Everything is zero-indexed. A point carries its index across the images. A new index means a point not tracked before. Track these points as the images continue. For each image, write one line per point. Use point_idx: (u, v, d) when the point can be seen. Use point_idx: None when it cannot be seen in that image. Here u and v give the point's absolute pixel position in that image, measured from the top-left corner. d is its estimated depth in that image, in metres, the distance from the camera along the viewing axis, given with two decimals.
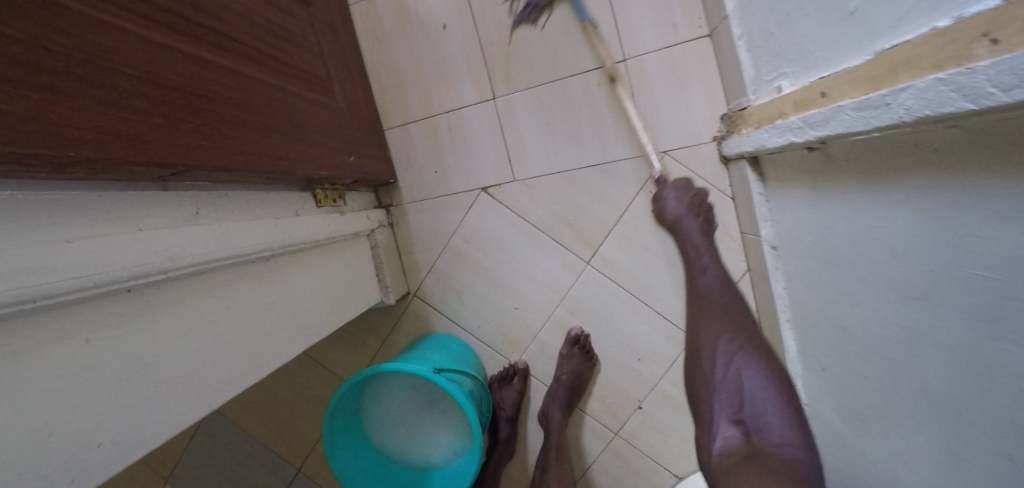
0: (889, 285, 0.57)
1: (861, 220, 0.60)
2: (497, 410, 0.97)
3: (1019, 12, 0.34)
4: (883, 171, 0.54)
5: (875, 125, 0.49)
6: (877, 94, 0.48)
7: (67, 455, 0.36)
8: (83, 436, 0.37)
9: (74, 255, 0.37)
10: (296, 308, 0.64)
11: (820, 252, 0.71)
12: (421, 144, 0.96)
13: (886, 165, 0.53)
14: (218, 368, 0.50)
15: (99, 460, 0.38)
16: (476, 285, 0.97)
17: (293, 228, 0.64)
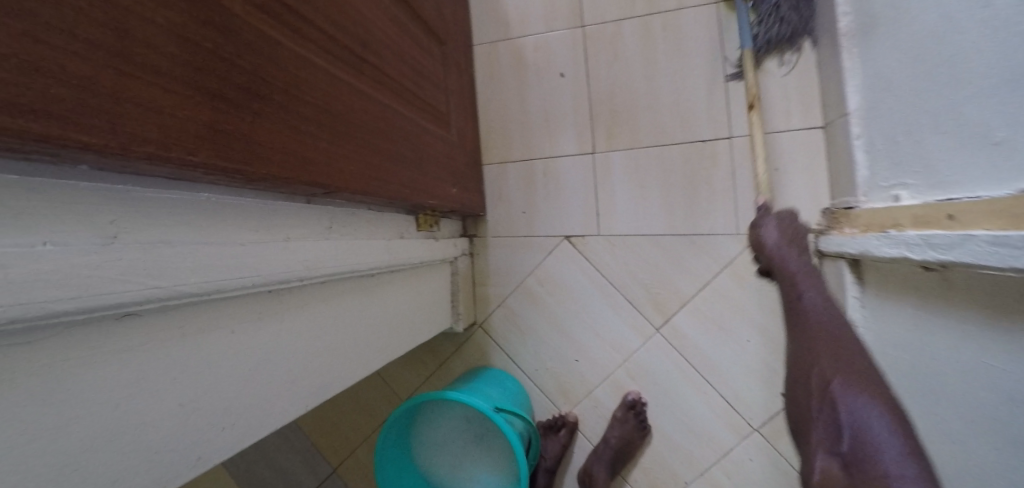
0: (999, 433, 0.51)
1: (974, 356, 0.55)
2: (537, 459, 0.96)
3: None
4: (1007, 313, 0.49)
5: (1011, 264, 0.45)
6: (1018, 234, 0.45)
7: (194, 435, 0.39)
8: (211, 420, 0.40)
9: (241, 256, 0.41)
10: (384, 326, 0.68)
11: (919, 372, 0.66)
12: (517, 184, 1.01)
13: (1014, 307, 0.48)
14: (318, 372, 0.54)
15: (216, 444, 0.41)
16: (540, 328, 1.00)
17: (399, 250, 0.69)
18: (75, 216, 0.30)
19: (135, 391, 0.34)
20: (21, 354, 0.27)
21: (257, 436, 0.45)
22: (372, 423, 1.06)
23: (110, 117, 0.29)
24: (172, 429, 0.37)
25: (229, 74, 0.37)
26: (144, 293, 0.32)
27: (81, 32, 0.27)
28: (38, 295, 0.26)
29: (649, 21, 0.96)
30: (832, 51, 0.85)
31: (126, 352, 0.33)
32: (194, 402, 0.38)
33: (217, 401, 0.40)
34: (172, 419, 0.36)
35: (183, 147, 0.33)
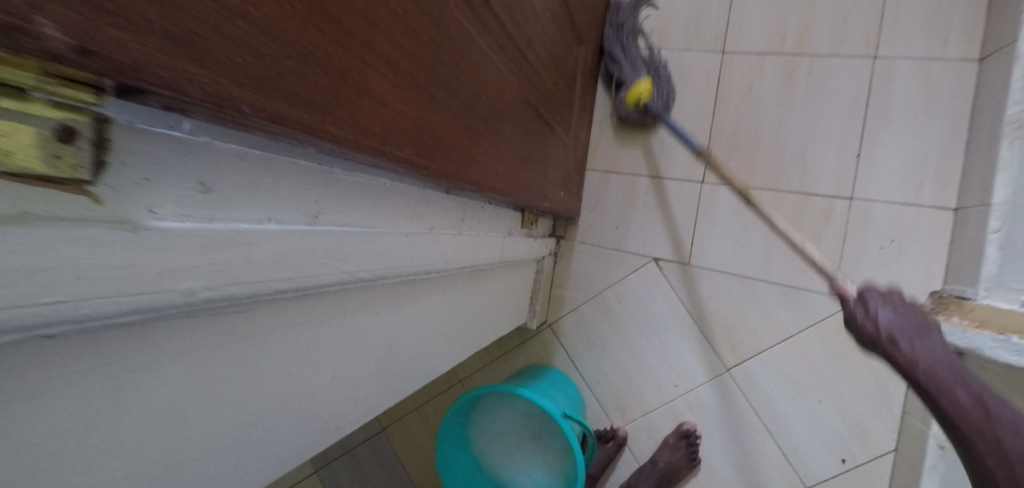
0: None
1: None
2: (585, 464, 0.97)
3: None
4: None
5: None
6: None
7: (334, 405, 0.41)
8: (348, 393, 0.42)
9: (403, 246, 0.42)
10: (481, 316, 0.69)
11: None
12: (615, 196, 0.99)
13: None
14: (431, 354, 0.56)
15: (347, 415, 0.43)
16: (609, 341, 0.99)
17: (509, 248, 0.70)
18: (294, 197, 0.30)
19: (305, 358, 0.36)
20: (236, 321, 0.28)
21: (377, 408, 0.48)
22: (428, 393, 1.12)
23: (354, 111, 0.28)
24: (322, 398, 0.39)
25: (434, 68, 0.37)
26: (336, 278, 0.33)
27: (345, 22, 0.26)
28: (268, 275, 0.27)
29: (795, 60, 0.91)
30: (992, 127, 0.76)
31: (306, 323, 0.34)
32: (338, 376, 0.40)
33: (353, 376, 0.42)
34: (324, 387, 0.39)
35: (394, 142, 0.32)
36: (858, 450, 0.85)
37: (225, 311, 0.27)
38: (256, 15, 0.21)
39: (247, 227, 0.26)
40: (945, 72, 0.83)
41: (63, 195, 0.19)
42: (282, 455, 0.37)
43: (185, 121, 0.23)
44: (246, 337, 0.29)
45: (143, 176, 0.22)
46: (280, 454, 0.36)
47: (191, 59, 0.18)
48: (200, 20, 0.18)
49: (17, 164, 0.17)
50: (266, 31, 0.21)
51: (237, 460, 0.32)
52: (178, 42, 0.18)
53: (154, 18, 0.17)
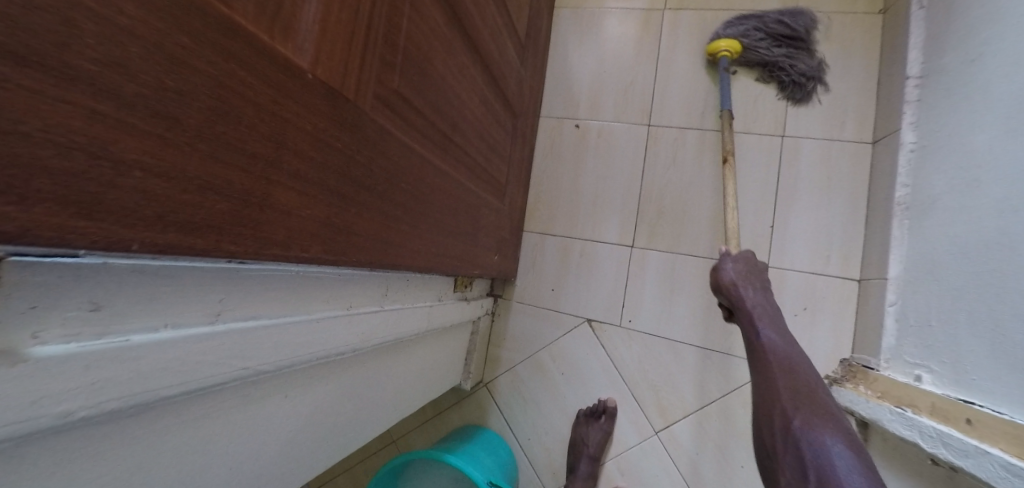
0: None
1: None
2: (579, 447, 0.94)
3: None
4: None
5: None
6: None
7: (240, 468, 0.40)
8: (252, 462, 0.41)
9: (314, 332, 0.43)
10: (407, 383, 0.69)
11: None
12: (551, 258, 1.05)
13: None
14: (349, 430, 0.56)
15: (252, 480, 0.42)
16: (544, 400, 1.01)
17: (438, 315, 0.71)
18: (194, 299, 0.32)
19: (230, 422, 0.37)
20: (124, 429, 0.28)
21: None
22: (359, 453, 1.09)
23: (255, 226, 0.30)
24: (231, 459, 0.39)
25: (348, 169, 0.40)
26: (234, 374, 0.34)
27: (249, 147, 0.29)
28: (157, 383, 0.28)
29: (714, 135, 1.00)
30: (883, 212, 0.87)
31: (205, 419, 0.34)
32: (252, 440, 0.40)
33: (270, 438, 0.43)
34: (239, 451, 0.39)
35: (300, 245, 0.35)
36: None
37: (113, 427, 0.28)
38: (151, 164, 0.23)
39: (138, 338, 0.27)
40: (842, 157, 0.95)
41: None
42: None
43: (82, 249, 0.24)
44: (136, 443, 0.29)
45: (30, 303, 0.23)
46: None
47: (81, 216, 0.21)
48: (90, 180, 0.21)
49: None
50: (162, 175, 0.24)
51: None
52: (69, 204, 0.20)
53: (45, 185, 0.19)
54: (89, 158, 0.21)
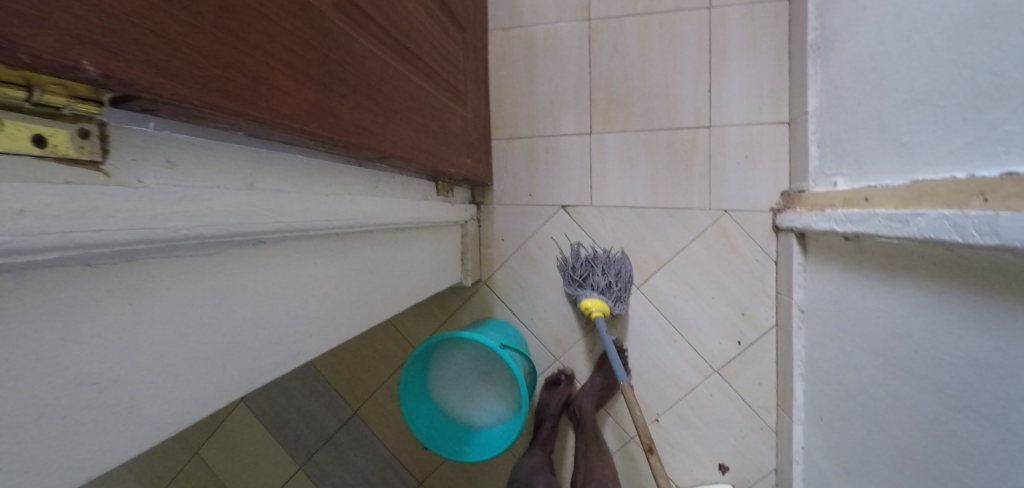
0: (885, 359, 0.69)
1: (876, 303, 0.72)
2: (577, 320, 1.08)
3: (1003, 187, 0.48)
4: (898, 269, 0.67)
5: (896, 234, 0.64)
6: (903, 211, 0.63)
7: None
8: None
9: (326, 204, 0.54)
10: (416, 271, 0.82)
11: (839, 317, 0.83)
12: (520, 158, 1.13)
13: (901, 264, 0.67)
14: (372, 301, 0.67)
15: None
16: (538, 285, 1.11)
17: (425, 209, 0.82)
18: (233, 170, 0.43)
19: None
20: (200, 259, 0.40)
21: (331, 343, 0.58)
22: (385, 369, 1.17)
23: (266, 99, 0.40)
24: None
25: (325, 63, 0.49)
26: (273, 225, 0.45)
27: (251, 39, 0.38)
28: (223, 221, 0.39)
29: (648, 17, 1.08)
30: (802, 55, 0.97)
31: (259, 268, 0.46)
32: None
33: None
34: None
35: (300, 119, 0.45)
36: (749, 331, 1.05)
37: (204, 253, 0.40)
38: (191, 46, 0.33)
39: (204, 189, 0.39)
40: (764, 15, 1.03)
41: (88, 171, 0.30)
42: (259, 372, 0.47)
43: (153, 122, 0.34)
44: (214, 274, 0.41)
45: (132, 158, 0.34)
46: (258, 371, 0.46)
47: (160, 76, 0.30)
48: (160, 53, 0.31)
49: (59, 152, 0.29)
50: (200, 53, 0.33)
51: (226, 369, 0.43)
52: (151, 66, 0.30)
53: (138, 54, 0.29)
54: (157, 37, 0.30)
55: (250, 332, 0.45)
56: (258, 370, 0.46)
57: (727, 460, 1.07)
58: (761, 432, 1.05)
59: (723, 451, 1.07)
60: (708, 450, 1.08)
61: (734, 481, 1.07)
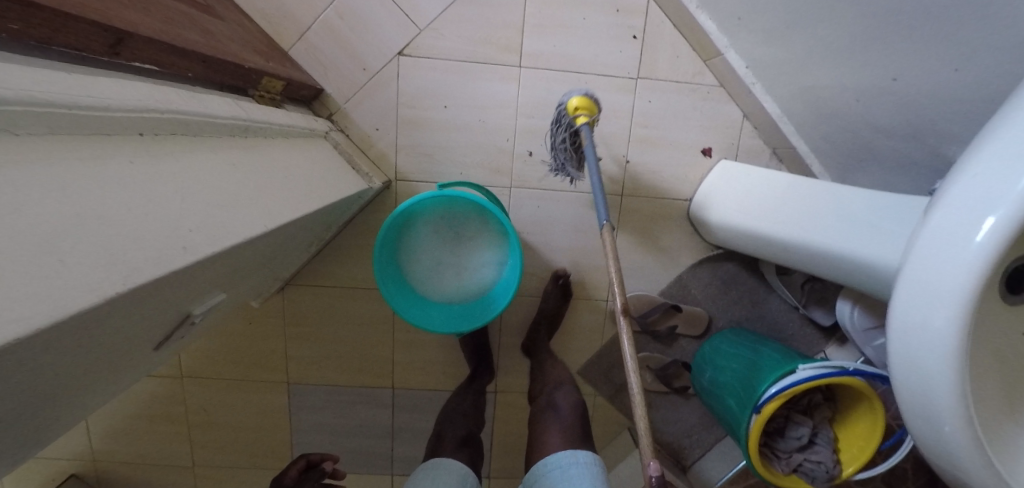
0: None
1: None
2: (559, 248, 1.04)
3: None
4: None
5: None
6: None
7: (939, 345, 0.42)
8: (906, 367, 0.46)
9: (76, 83, 0.39)
10: (295, 176, 0.69)
11: None
12: (326, 44, 0.97)
13: None
14: (259, 200, 0.56)
15: (926, 265, 0.43)
16: (440, 141, 1.02)
17: (251, 109, 0.68)
18: None
19: (930, 288, 0.42)
20: None
21: (232, 241, 0.47)
22: (382, 332, 1.07)
23: None
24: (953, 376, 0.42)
25: None
26: None
27: None
28: None
29: None
30: None
31: (34, 151, 0.32)
32: (936, 428, 0.45)
33: (904, 380, 0.47)
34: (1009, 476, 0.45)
35: None
36: (633, 21, 0.99)
37: None
38: None
39: None
40: None
41: None
42: (136, 266, 0.35)
43: None
44: None
45: None
46: (131, 265, 0.35)
47: None
48: None
49: None
50: None
51: (68, 264, 0.31)
52: None
53: None
54: None
55: (109, 243, 0.34)
56: (129, 265, 0.35)
57: (707, 141, 1.06)
58: (711, 95, 1.04)
59: (698, 138, 1.06)
60: (686, 148, 1.06)
61: (725, 154, 1.07)
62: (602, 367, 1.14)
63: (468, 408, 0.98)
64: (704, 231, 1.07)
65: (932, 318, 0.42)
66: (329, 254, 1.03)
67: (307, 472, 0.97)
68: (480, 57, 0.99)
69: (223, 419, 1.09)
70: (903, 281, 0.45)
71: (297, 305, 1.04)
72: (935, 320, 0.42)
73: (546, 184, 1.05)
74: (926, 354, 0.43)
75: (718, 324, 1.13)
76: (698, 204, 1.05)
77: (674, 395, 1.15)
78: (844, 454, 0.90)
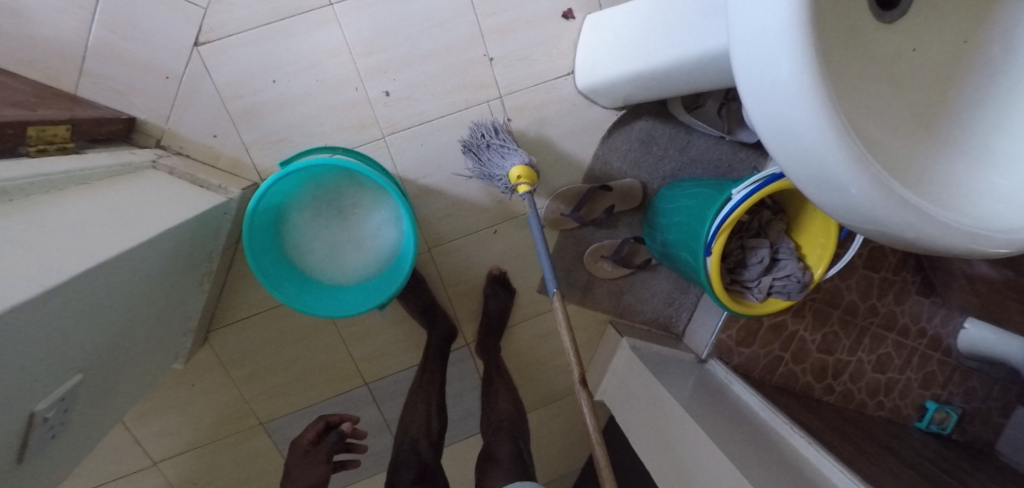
0: None
1: None
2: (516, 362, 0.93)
3: None
4: None
5: None
6: None
7: (789, 88, 0.36)
8: (779, 133, 0.40)
9: None
10: (93, 222, 0.62)
11: None
12: (115, 68, 0.86)
13: None
14: (22, 264, 0.48)
15: (749, 14, 0.39)
16: (288, 121, 0.92)
17: (4, 169, 0.61)
18: None
19: (759, 31, 0.38)
20: None
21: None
22: (326, 336, 1.00)
23: None
24: (817, 111, 0.36)
25: None
26: None
27: None
28: None
29: None
30: None
31: None
32: (840, 189, 0.38)
33: (788, 156, 0.41)
34: (938, 216, 0.37)
35: None
36: None
37: None
38: None
39: None
40: None
41: None
42: None
43: None
44: None
45: None
46: None
47: None
48: None
49: None
50: None
51: None
52: None
53: None
54: None
55: None
56: None
57: (564, 3, 0.95)
58: None
59: (552, 3, 0.95)
60: (545, 19, 0.95)
61: (588, 9, 0.96)
62: (559, 277, 1.08)
63: (420, 430, 0.89)
64: (601, 99, 0.98)
65: (777, 68, 0.37)
66: (233, 282, 0.95)
67: (326, 436, 0.89)
68: (283, 13, 0.87)
69: (217, 483, 1.04)
70: (737, 54, 0.42)
71: (229, 347, 0.97)
72: (782, 69, 0.37)
73: (418, 118, 0.96)
74: (785, 110, 0.38)
75: (654, 186, 1.06)
76: (582, 74, 0.96)
77: (642, 273, 1.09)
78: (810, 259, 0.86)
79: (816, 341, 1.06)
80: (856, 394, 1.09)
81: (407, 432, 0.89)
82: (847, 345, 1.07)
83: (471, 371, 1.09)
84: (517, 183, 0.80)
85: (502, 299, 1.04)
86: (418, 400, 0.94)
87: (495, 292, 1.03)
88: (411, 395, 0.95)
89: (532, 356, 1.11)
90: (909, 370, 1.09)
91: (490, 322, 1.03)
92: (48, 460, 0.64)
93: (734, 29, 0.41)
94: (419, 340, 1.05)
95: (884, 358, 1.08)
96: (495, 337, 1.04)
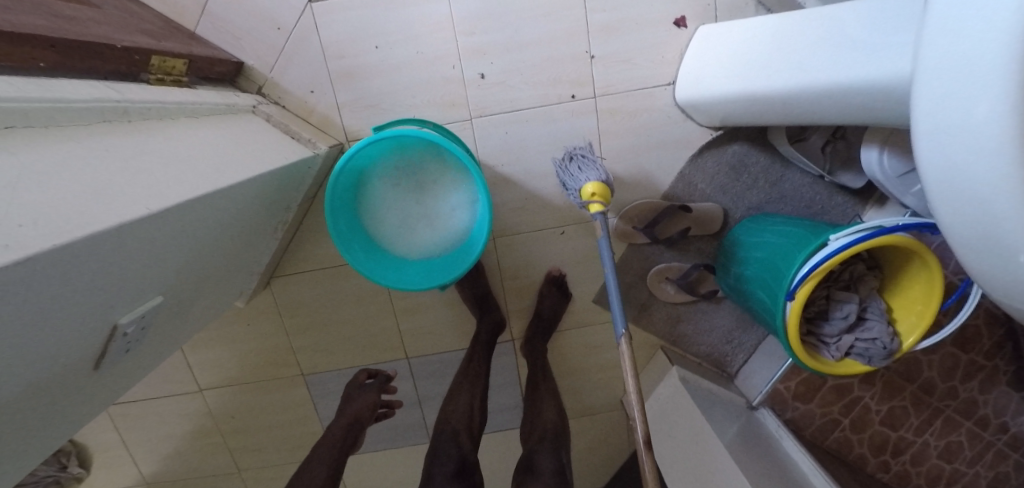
0: None
1: None
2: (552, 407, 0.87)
3: None
4: None
5: None
6: None
7: (978, 132, 0.31)
8: (951, 176, 0.35)
9: None
10: (200, 156, 0.64)
11: None
12: (232, 13, 0.89)
13: None
14: (140, 187, 0.50)
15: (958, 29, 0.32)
16: (382, 88, 0.93)
17: (129, 92, 0.64)
18: None
19: (963, 56, 0.32)
20: None
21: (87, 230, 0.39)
22: (378, 304, 1.02)
23: None
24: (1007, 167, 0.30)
25: None
26: None
27: None
28: None
29: None
30: None
31: None
32: (1009, 259, 0.33)
33: (957, 203, 0.36)
34: None
35: None
36: None
37: None
38: None
39: None
40: None
41: None
42: None
43: None
44: None
45: None
46: None
47: None
48: None
49: None
50: None
51: None
52: None
53: None
54: None
55: None
56: None
57: (678, 11, 0.91)
58: None
59: (665, 9, 0.91)
60: (655, 24, 0.91)
61: (702, 20, 0.91)
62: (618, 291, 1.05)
63: (459, 419, 0.88)
64: (699, 116, 0.93)
65: (973, 103, 0.31)
66: (303, 235, 0.98)
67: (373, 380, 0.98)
68: None
69: (251, 423, 1.08)
70: (930, 73, 0.35)
71: (287, 296, 1.00)
72: (976, 106, 0.31)
73: (508, 105, 0.94)
74: (971, 153, 0.32)
75: (736, 216, 1.00)
76: (684, 87, 0.91)
77: (705, 304, 1.04)
78: (902, 325, 0.79)
79: (881, 412, 0.99)
80: (914, 479, 0.99)
81: (444, 417, 0.89)
82: (913, 424, 0.99)
83: (511, 367, 1.08)
84: (590, 200, 0.75)
85: (556, 303, 1.01)
86: (462, 389, 0.93)
87: (551, 294, 1.01)
88: (456, 382, 0.94)
89: (574, 365, 1.09)
90: (980, 466, 0.97)
91: (541, 323, 1.01)
92: (117, 371, 0.67)
93: (933, 45, 0.35)
94: (467, 327, 1.04)
95: (954, 447, 0.98)
96: (543, 339, 1.02)
